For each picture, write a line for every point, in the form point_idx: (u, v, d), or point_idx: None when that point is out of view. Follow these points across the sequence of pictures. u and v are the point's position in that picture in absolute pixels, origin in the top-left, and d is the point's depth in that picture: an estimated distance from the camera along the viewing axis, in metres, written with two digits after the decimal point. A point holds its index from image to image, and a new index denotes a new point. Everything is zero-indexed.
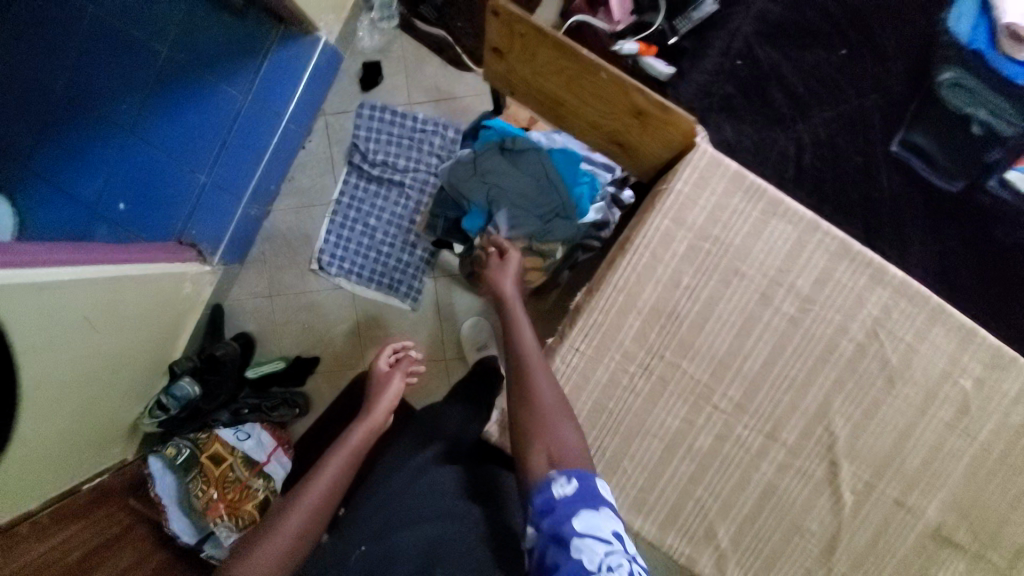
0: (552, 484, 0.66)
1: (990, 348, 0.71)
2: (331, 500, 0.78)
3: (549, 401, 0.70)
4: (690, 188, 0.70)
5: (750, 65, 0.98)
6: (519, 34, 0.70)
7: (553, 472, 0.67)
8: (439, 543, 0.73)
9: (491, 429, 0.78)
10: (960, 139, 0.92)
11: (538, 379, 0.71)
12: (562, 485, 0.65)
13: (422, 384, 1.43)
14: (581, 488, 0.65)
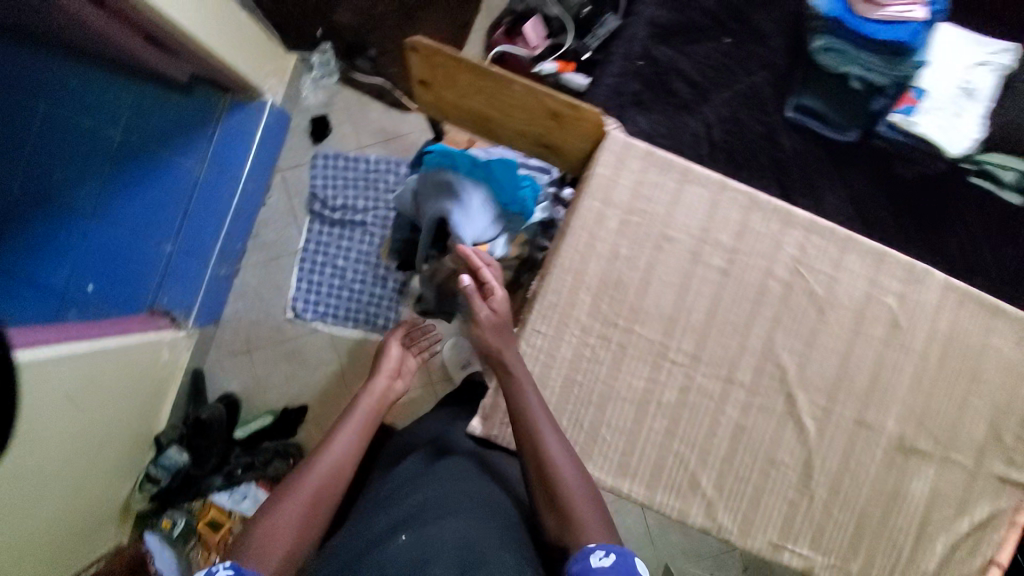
0: (589, 556, 0.64)
1: (903, 265, 0.79)
2: (340, 475, 0.75)
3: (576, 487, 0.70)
4: (610, 169, 0.79)
5: (651, 64, 1.08)
6: (440, 65, 0.80)
7: (592, 546, 0.66)
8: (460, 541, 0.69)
9: (474, 424, 0.82)
10: (843, 97, 1.05)
11: (564, 470, 0.71)
12: (599, 560, 0.64)
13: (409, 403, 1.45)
14: (619, 557, 0.64)
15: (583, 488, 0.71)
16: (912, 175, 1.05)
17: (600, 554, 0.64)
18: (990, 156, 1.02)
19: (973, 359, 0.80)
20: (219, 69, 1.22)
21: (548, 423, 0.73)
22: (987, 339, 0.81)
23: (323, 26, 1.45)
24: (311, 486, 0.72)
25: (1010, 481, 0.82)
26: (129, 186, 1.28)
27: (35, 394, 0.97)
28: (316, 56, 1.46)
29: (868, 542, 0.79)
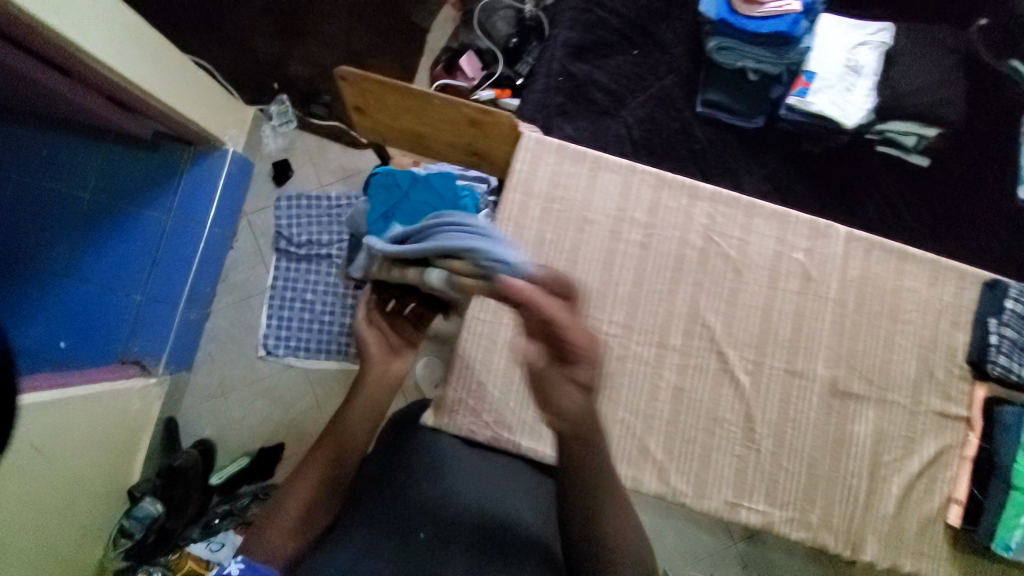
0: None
1: (806, 222, 0.86)
2: (336, 468, 0.69)
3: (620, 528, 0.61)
4: (528, 166, 0.87)
5: (569, 77, 1.18)
6: (368, 91, 0.88)
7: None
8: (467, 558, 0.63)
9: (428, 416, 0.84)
10: (744, 87, 1.14)
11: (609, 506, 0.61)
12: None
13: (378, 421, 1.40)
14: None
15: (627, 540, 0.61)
16: (818, 149, 1.17)
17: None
18: (891, 125, 1.12)
19: (890, 301, 0.85)
20: (183, 124, 1.33)
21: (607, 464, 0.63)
22: (901, 281, 0.85)
23: (279, 80, 1.58)
24: (308, 482, 0.66)
25: (950, 415, 0.84)
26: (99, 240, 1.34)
27: (17, 436, 1.01)
28: (274, 106, 1.57)
29: (822, 490, 0.81)
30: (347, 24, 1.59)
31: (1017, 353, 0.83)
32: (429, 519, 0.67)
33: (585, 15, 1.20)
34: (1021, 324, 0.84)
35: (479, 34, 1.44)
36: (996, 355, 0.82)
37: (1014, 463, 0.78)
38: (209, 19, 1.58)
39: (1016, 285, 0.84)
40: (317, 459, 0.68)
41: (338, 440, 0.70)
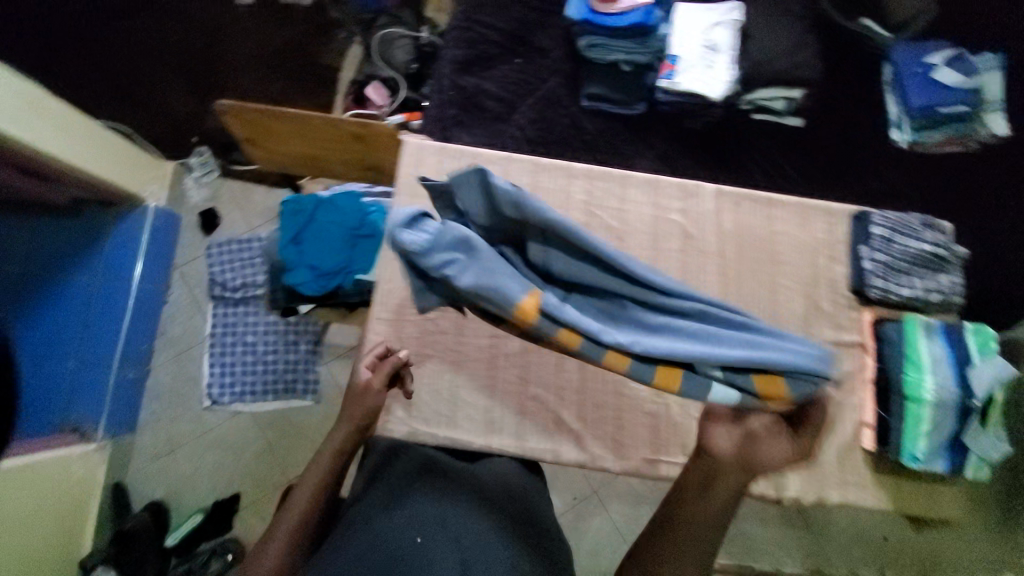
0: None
1: (676, 185, 0.92)
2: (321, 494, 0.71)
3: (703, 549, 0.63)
4: (411, 169, 0.92)
5: (460, 91, 1.26)
6: (251, 120, 0.95)
7: None
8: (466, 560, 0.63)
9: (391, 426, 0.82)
10: (621, 78, 1.25)
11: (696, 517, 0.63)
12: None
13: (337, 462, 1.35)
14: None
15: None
16: (699, 125, 1.28)
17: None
18: (758, 93, 1.25)
19: (766, 245, 0.90)
20: (103, 185, 1.37)
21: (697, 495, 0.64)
22: (772, 225, 0.91)
23: (199, 135, 1.64)
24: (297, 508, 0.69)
25: (847, 343, 0.86)
26: (31, 312, 1.37)
27: None
28: (195, 158, 1.62)
29: None
30: (260, 75, 1.67)
31: (890, 274, 0.88)
32: (426, 525, 0.66)
33: (467, 34, 1.29)
34: (889, 247, 0.89)
35: (381, 64, 1.55)
36: (872, 279, 0.87)
37: (905, 374, 0.80)
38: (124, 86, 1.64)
39: (878, 213, 0.91)
40: (297, 497, 0.70)
41: (314, 478, 0.72)
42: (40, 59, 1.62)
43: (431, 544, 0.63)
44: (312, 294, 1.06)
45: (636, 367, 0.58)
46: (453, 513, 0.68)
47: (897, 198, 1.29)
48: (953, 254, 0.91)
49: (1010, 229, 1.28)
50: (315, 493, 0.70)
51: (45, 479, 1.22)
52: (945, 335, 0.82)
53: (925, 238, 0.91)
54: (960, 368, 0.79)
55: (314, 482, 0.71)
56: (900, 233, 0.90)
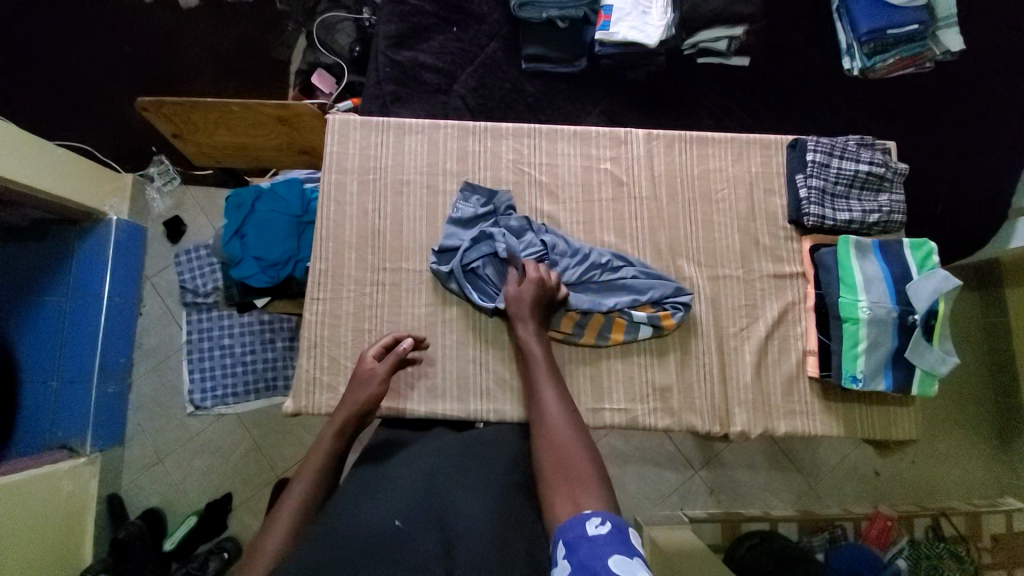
0: (584, 524, 0.54)
1: (606, 134, 0.90)
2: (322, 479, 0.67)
3: (561, 419, 0.68)
4: (337, 145, 0.89)
5: (396, 66, 1.22)
6: (174, 114, 0.96)
7: (587, 510, 0.56)
8: (445, 512, 0.58)
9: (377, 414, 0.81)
10: (558, 36, 1.21)
11: (546, 397, 0.70)
12: (595, 529, 0.53)
13: None
14: (614, 524, 0.54)
15: (577, 438, 0.66)
16: (642, 76, 1.25)
17: (595, 518, 0.55)
18: (699, 37, 1.19)
19: (700, 185, 0.89)
20: (63, 204, 1.38)
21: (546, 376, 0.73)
22: (706, 164, 0.90)
23: (154, 143, 1.63)
24: (295, 498, 0.64)
25: (787, 274, 0.86)
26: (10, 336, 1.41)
27: None
28: (154, 167, 1.61)
29: (679, 374, 0.83)
30: (208, 74, 1.63)
31: (828, 201, 0.86)
32: (408, 510, 0.58)
33: (400, 6, 1.25)
34: (825, 172, 0.86)
35: (323, 51, 1.53)
36: (808, 207, 0.85)
37: (842, 297, 0.79)
38: (67, 95, 1.58)
39: (813, 139, 0.88)
40: (295, 485, 0.66)
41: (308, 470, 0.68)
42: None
43: (411, 528, 0.55)
44: (263, 285, 1.06)
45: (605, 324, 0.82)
46: (437, 494, 0.61)
47: (851, 129, 1.26)
48: (894, 171, 0.87)
49: (967, 148, 1.25)
50: (311, 484, 0.66)
51: (39, 492, 1.26)
52: (880, 253, 0.81)
53: (863, 159, 0.86)
54: (898, 285, 0.79)
55: (310, 474, 0.67)
56: (836, 157, 0.86)
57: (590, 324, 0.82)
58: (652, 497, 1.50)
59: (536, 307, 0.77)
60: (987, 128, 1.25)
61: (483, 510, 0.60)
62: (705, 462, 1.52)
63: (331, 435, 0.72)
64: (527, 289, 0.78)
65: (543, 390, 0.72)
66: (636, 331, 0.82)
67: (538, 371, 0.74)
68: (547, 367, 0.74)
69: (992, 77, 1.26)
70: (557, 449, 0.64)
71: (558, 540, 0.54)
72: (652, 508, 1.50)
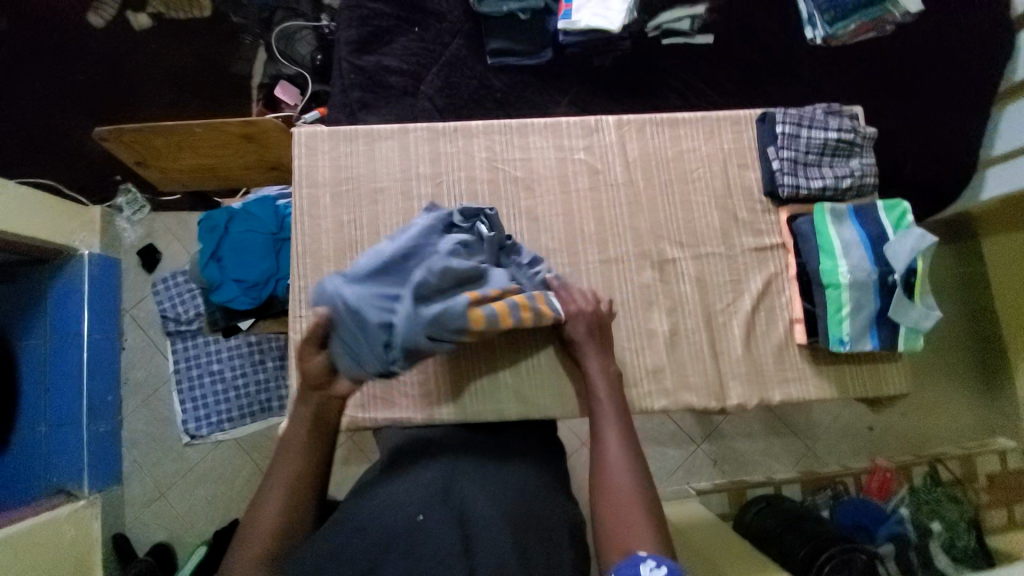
0: (638, 564, 0.54)
1: (577, 123, 0.90)
2: (301, 481, 0.66)
3: (619, 453, 0.66)
4: (306, 158, 0.87)
5: (360, 71, 1.20)
6: (134, 141, 0.93)
7: (641, 552, 0.56)
8: (465, 519, 0.60)
9: (360, 414, 0.83)
10: (521, 27, 1.20)
11: (607, 426, 0.69)
12: (651, 572, 0.53)
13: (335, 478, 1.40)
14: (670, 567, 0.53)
15: (634, 482, 0.63)
16: (609, 62, 1.24)
17: (650, 565, 0.54)
18: (661, 18, 1.20)
19: (675, 166, 0.89)
20: (30, 244, 1.33)
21: (607, 403, 0.72)
22: (679, 145, 0.90)
23: (120, 172, 1.59)
24: (274, 496, 0.64)
25: (767, 246, 0.87)
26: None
27: None
28: (121, 197, 1.59)
29: (670, 354, 0.83)
30: (169, 97, 1.59)
31: (801, 170, 0.86)
32: (431, 503, 0.62)
33: (358, 11, 1.22)
34: (796, 143, 0.86)
35: (285, 62, 1.49)
36: (782, 178, 0.85)
37: (821, 265, 0.80)
38: (24, 129, 1.54)
39: (781, 111, 0.88)
40: (272, 483, 0.65)
41: (278, 486, 0.65)
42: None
43: (434, 521, 0.59)
44: (247, 307, 1.04)
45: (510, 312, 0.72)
46: (456, 493, 0.63)
47: (818, 97, 1.28)
48: (863, 136, 0.88)
49: (932, 106, 1.27)
50: (284, 506, 0.64)
51: (41, 539, 1.23)
52: (855, 217, 0.82)
53: (832, 125, 0.87)
54: (875, 248, 0.80)
55: (282, 483, 0.65)
56: (806, 127, 0.87)
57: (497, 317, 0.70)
58: (659, 474, 1.51)
59: (592, 336, 0.78)
60: (949, 84, 1.27)
61: (499, 503, 0.63)
62: (706, 436, 1.54)
63: (288, 447, 0.67)
64: (580, 326, 0.78)
65: (603, 430, 0.69)
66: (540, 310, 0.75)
67: (602, 408, 0.71)
68: (610, 389, 0.73)
69: (951, 33, 1.27)
70: (612, 491, 0.62)
71: None
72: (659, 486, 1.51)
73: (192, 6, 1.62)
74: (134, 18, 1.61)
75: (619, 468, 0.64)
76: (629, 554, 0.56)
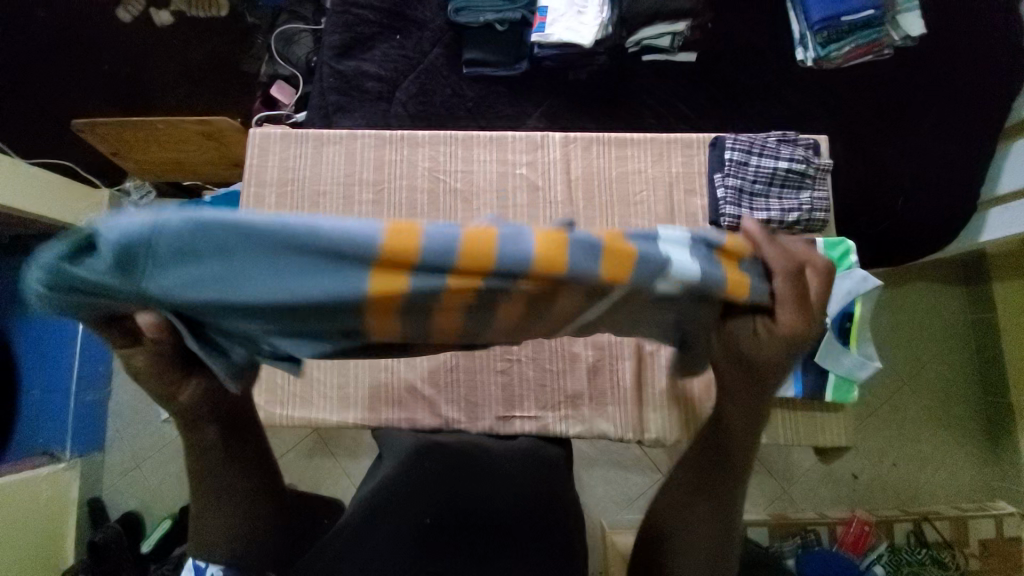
0: None
1: (522, 139, 0.89)
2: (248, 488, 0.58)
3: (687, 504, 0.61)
4: (256, 158, 0.90)
5: (338, 75, 1.23)
6: (109, 134, 1.00)
7: None
8: (488, 541, 0.67)
9: (278, 411, 0.87)
10: (497, 40, 1.21)
11: (706, 475, 0.60)
12: None
13: (316, 476, 1.41)
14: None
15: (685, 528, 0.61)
16: (584, 76, 1.24)
17: None
18: (643, 34, 1.16)
19: (618, 187, 0.88)
20: (41, 223, 1.45)
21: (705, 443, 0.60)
22: (624, 166, 0.88)
23: None
24: (234, 503, 0.58)
25: None
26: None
27: None
28: (129, 182, 1.68)
29: (590, 380, 0.86)
30: (181, 90, 1.68)
31: (745, 201, 0.84)
32: (436, 509, 0.69)
33: (343, 16, 1.25)
34: (744, 171, 0.84)
35: (281, 63, 1.55)
36: (724, 208, 0.84)
37: None
38: (48, 114, 1.65)
39: (732, 137, 0.85)
40: (215, 488, 0.57)
41: (222, 506, 0.57)
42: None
43: (438, 526, 0.67)
44: None
45: (646, 260, 0.33)
46: (479, 517, 0.69)
47: (805, 123, 1.22)
48: (817, 167, 0.85)
49: (929, 140, 1.19)
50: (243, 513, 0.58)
51: (16, 496, 1.32)
52: None
53: (782, 155, 0.85)
54: None
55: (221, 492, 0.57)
56: (755, 155, 0.85)
57: (591, 287, 0.32)
58: (620, 500, 1.44)
59: (770, 355, 0.48)
60: (949, 117, 1.19)
61: (516, 526, 0.69)
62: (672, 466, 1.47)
63: (215, 460, 0.55)
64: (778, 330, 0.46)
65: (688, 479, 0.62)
66: (677, 290, 0.36)
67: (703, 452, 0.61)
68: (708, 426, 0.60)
69: (956, 63, 1.20)
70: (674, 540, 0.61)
71: None
72: (619, 511, 1.43)
73: (211, 6, 1.70)
74: (155, 13, 1.71)
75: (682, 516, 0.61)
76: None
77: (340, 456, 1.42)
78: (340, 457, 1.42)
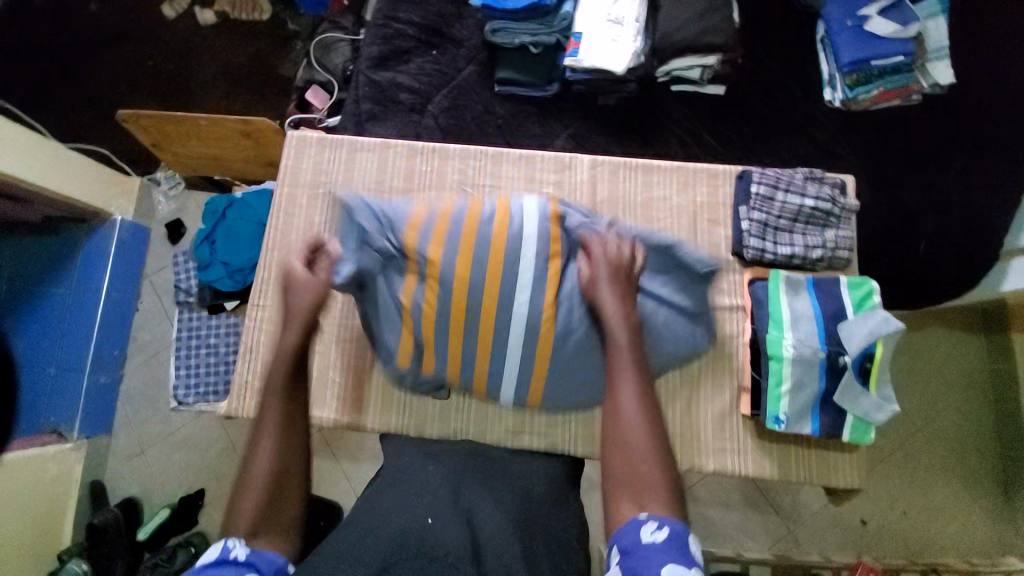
0: (640, 529, 0.54)
1: (551, 159, 0.92)
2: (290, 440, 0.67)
3: (638, 422, 0.61)
4: (292, 161, 0.95)
5: (374, 84, 1.27)
6: (151, 125, 1.05)
7: (642, 516, 0.56)
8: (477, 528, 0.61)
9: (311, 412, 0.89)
10: (531, 61, 1.24)
11: (625, 396, 0.63)
12: (652, 534, 0.53)
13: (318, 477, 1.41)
14: (673, 530, 0.54)
15: (651, 451, 0.60)
16: (613, 102, 1.26)
17: (652, 526, 0.54)
18: (673, 65, 1.20)
19: (642, 212, 0.89)
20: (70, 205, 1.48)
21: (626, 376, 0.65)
22: (650, 193, 0.90)
23: None
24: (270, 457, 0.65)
25: (726, 307, 0.85)
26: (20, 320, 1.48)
27: None
28: (161, 172, 1.72)
29: None
30: (220, 89, 1.74)
31: (770, 234, 0.85)
32: (438, 508, 0.63)
33: (384, 29, 1.30)
34: (769, 206, 0.85)
35: (318, 69, 1.60)
36: (748, 239, 0.84)
37: (768, 334, 0.77)
38: (91, 103, 1.72)
39: (760, 171, 0.86)
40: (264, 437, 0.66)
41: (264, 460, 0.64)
42: (9, 82, 1.71)
43: (439, 524, 0.60)
44: (230, 289, 1.13)
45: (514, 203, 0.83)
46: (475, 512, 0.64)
47: (829, 161, 1.23)
48: (843, 208, 0.86)
49: (954, 186, 1.19)
50: (279, 462, 0.65)
51: (23, 473, 1.34)
52: (814, 290, 0.79)
53: (809, 192, 0.85)
54: (828, 325, 0.77)
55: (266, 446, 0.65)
56: (782, 190, 0.85)
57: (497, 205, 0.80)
58: None
59: (614, 276, 0.73)
60: (975, 164, 1.19)
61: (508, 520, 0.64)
62: None
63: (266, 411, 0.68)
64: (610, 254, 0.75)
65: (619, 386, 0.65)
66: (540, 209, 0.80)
67: (617, 363, 0.66)
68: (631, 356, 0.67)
69: (984, 112, 1.20)
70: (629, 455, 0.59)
71: (614, 546, 0.55)
72: None
73: (255, 9, 1.76)
74: (202, 14, 1.78)
75: (638, 436, 0.60)
76: (632, 520, 0.55)
77: (342, 458, 1.42)
78: (343, 460, 1.42)
